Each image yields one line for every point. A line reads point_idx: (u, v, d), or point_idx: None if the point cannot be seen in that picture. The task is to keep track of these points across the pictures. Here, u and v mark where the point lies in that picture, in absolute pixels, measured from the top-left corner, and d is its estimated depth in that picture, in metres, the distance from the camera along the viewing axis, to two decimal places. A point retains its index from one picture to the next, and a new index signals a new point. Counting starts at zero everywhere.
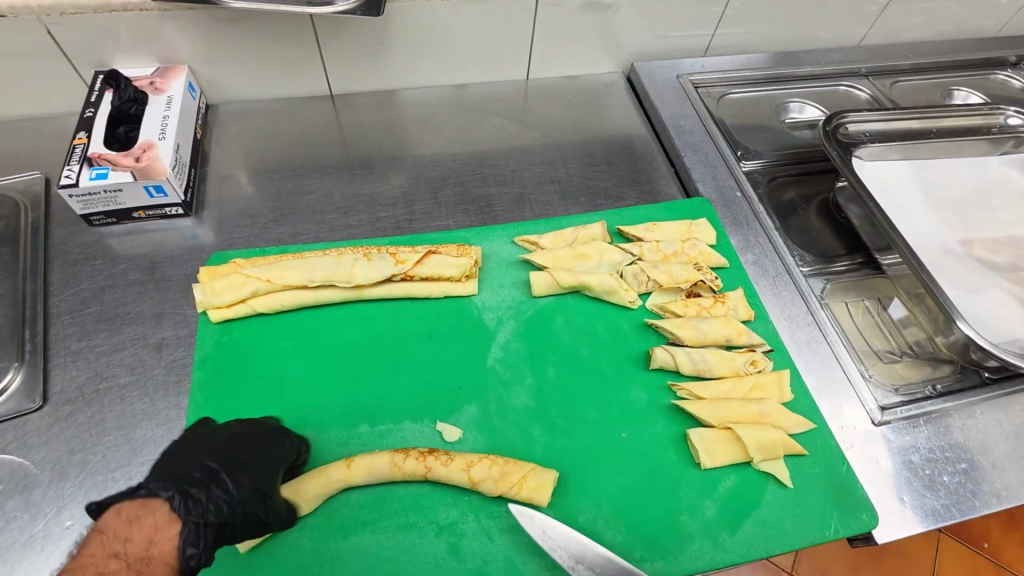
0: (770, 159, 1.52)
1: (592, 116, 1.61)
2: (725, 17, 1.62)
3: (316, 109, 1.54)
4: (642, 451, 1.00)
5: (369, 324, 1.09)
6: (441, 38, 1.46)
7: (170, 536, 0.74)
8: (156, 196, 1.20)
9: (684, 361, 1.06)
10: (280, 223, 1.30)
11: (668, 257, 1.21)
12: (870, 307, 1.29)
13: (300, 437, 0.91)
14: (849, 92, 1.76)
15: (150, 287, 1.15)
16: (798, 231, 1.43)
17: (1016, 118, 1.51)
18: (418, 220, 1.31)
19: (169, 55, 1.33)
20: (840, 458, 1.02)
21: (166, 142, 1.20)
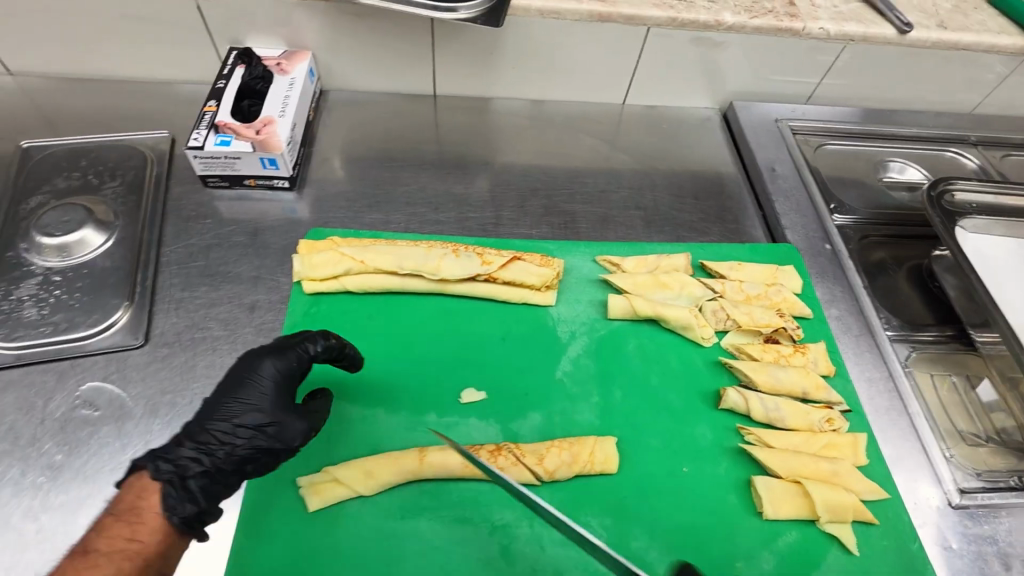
0: (864, 216, 1.48)
1: (683, 148, 1.61)
2: (833, 68, 1.60)
3: (419, 106, 1.61)
4: (702, 490, 0.98)
5: (447, 318, 1.12)
6: (547, 54, 1.50)
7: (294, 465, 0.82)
8: (268, 168, 1.28)
9: (757, 406, 1.04)
10: (374, 210, 1.36)
11: (750, 298, 1.19)
12: (956, 383, 1.23)
13: None
14: (954, 159, 1.69)
15: (250, 251, 1.22)
16: (885, 293, 1.38)
17: None
18: (503, 226, 1.34)
19: (297, 41, 1.43)
20: (913, 536, 0.96)
21: (285, 120, 1.27)
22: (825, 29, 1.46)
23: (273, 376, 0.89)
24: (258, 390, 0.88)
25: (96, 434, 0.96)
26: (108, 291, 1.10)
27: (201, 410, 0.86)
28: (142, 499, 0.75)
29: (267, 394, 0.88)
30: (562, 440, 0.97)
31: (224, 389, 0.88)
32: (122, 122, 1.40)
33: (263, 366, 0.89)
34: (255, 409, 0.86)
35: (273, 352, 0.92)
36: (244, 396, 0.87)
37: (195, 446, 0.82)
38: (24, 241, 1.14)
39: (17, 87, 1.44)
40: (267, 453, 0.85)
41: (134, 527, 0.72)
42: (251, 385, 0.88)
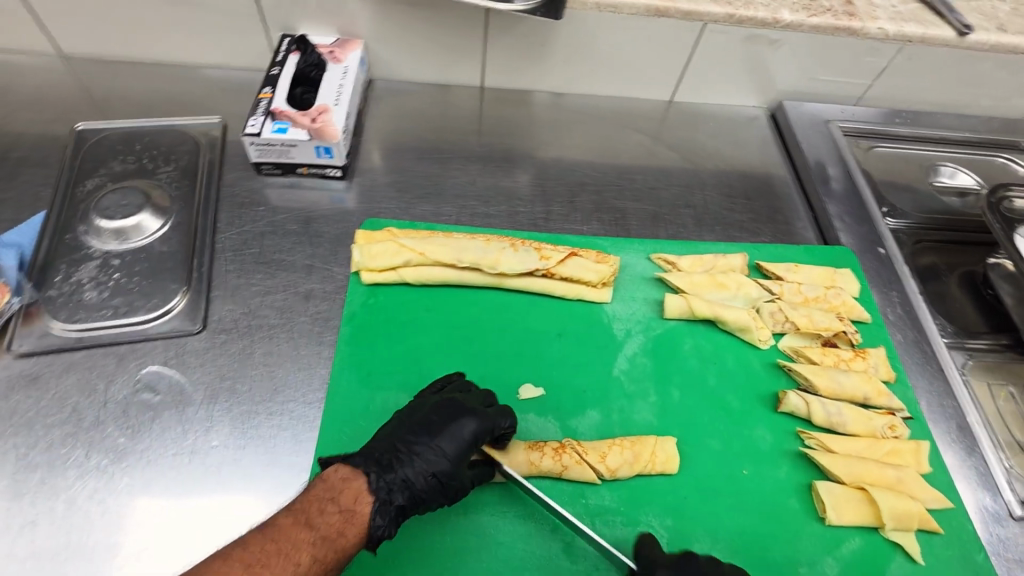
0: (916, 221, 1.46)
1: (731, 147, 1.59)
2: (887, 70, 1.57)
3: (465, 98, 1.59)
4: (762, 493, 0.97)
5: (503, 312, 1.11)
6: (598, 49, 1.48)
7: (361, 487, 0.79)
8: (322, 156, 1.28)
9: (818, 410, 1.03)
10: (424, 201, 1.35)
11: (808, 301, 1.17)
12: (1014, 393, 1.21)
13: (475, 422, 0.89)
14: (1006, 165, 1.67)
15: (304, 239, 1.22)
16: (938, 300, 1.36)
17: None
18: (554, 221, 1.33)
19: (350, 29, 1.42)
20: (978, 546, 0.95)
21: (339, 108, 1.27)
22: (883, 29, 1.42)
23: (472, 437, 0.88)
24: (457, 443, 0.87)
25: (158, 418, 0.96)
26: (166, 276, 1.10)
27: (399, 437, 0.87)
28: (357, 504, 0.76)
29: (462, 452, 0.87)
30: (622, 440, 0.96)
31: (424, 427, 0.88)
32: (173, 106, 1.40)
33: (467, 425, 0.88)
34: (447, 461, 0.85)
35: (479, 412, 0.90)
36: (440, 444, 0.86)
37: (401, 479, 0.82)
38: (83, 223, 1.14)
39: (68, 69, 1.44)
40: (430, 499, 0.85)
41: (345, 524, 0.73)
42: (452, 436, 0.87)
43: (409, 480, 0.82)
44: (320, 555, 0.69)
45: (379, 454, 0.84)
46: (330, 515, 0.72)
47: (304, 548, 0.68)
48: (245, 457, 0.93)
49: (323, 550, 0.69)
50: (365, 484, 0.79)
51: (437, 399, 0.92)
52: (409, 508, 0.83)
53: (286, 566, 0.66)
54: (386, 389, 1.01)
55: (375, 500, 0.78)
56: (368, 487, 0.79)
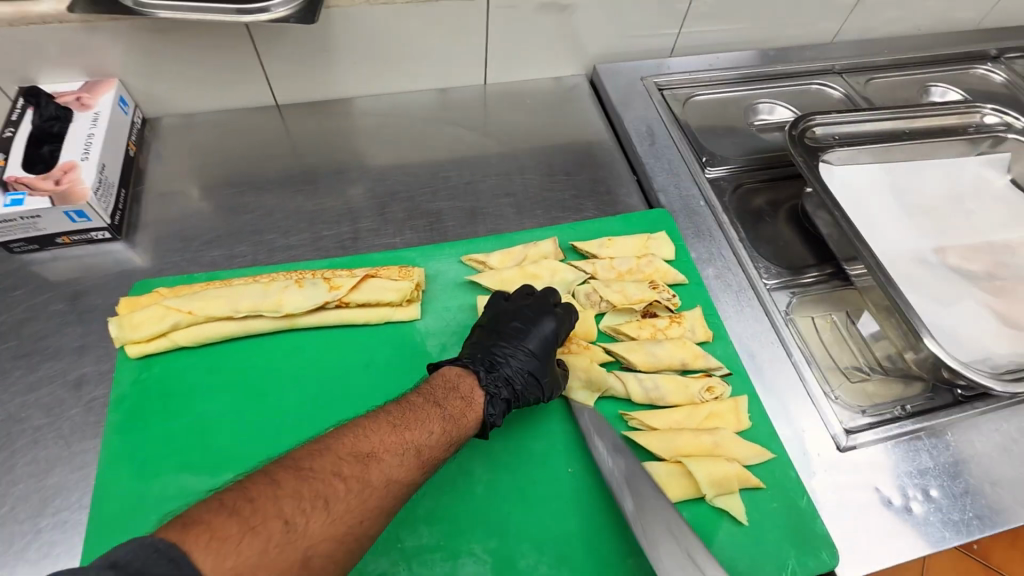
0: (737, 164, 1.46)
1: (553, 122, 1.54)
2: (689, 16, 1.55)
3: (262, 120, 1.47)
4: (588, 489, 0.94)
5: (301, 355, 1.02)
6: (387, 44, 1.39)
7: (472, 385, 0.90)
8: (79, 220, 1.13)
9: (636, 388, 1.00)
10: (215, 245, 1.22)
11: (623, 274, 1.15)
12: (838, 321, 1.23)
13: (552, 324, 1.00)
14: (821, 91, 1.68)
15: (72, 318, 1.08)
16: (766, 241, 1.36)
17: (993, 116, 1.45)
18: (363, 239, 1.25)
19: (98, 69, 1.26)
20: (800, 491, 0.95)
21: (89, 162, 1.14)
22: None
23: (552, 333, 0.99)
24: (540, 340, 0.97)
25: None
26: None
27: (484, 347, 0.96)
28: (471, 394, 0.88)
29: (544, 348, 0.97)
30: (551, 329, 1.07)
31: (502, 334, 0.97)
32: None
33: (547, 324, 0.99)
34: (535, 360, 0.95)
35: (555, 312, 1.01)
36: (527, 344, 0.96)
37: (503, 376, 0.93)
38: None
39: None
40: (528, 394, 0.94)
41: (465, 407, 0.86)
42: (534, 335, 0.97)
43: (508, 376, 0.93)
44: (448, 428, 0.81)
45: (474, 358, 0.95)
46: (453, 400, 0.86)
47: (436, 419, 0.81)
48: None
49: (450, 425, 0.82)
50: (476, 379, 0.91)
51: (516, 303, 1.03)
52: (516, 400, 0.93)
53: (424, 432, 0.78)
54: (167, 475, 0.90)
55: (484, 398, 0.89)
56: (478, 385, 0.90)
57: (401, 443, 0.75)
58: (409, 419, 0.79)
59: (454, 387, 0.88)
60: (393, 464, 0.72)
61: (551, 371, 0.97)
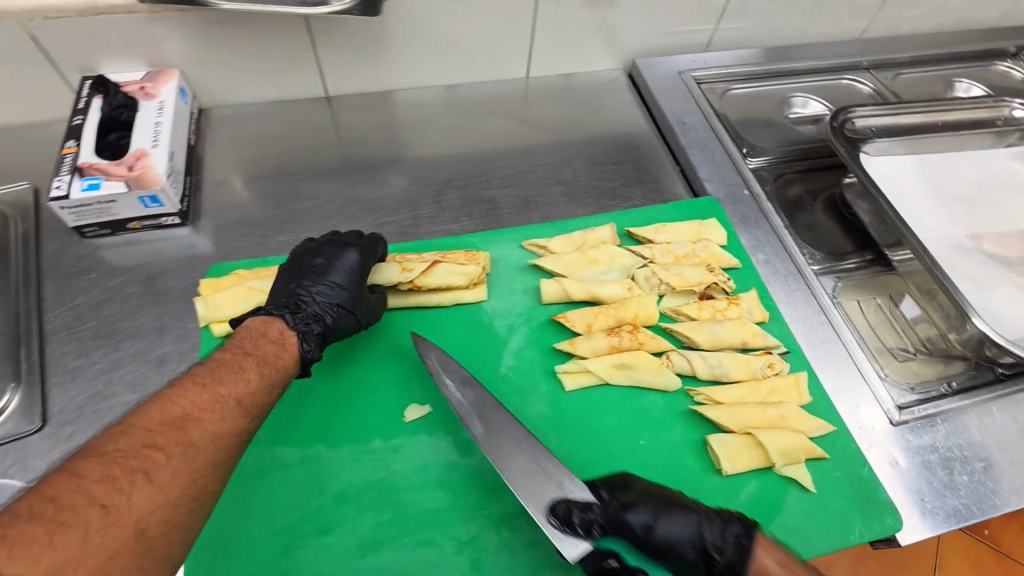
0: (776, 155, 1.50)
1: (595, 114, 1.58)
2: (726, 12, 1.59)
3: (312, 111, 1.50)
4: (661, 460, 0.98)
5: (377, 335, 1.07)
6: (437, 37, 1.42)
7: (282, 328, 0.92)
8: (151, 206, 1.16)
9: (701, 366, 1.05)
10: (280, 231, 1.26)
11: (679, 258, 1.19)
12: (882, 304, 1.28)
13: (355, 255, 1.02)
14: (851, 86, 1.74)
15: (149, 300, 1.12)
16: (806, 229, 1.41)
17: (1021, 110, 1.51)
18: (422, 225, 1.28)
19: (159, 59, 1.29)
20: (861, 462, 1.00)
21: (160, 150, 1.15)
22: None
23: (356, 265, 1.02)
24: (344, 274, 0.99)
25: None
26: None
27: (298, 287, 0.98)
28: (282, 337, 0.90)
29: (354, 278, 1.00)
30: (607, 305, 1.11)
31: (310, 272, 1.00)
32: None
33: (351, 255, 1.01)
34: (341, 289, 0.98)
35: (355, 245, 1.03)
36: (332, 278, 0.99)
37: (312, 313, 0.96)
38: None
39: None
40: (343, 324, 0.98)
41: (277, 348, 0.88)
42: (337, 269, 1.00)
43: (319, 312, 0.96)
44: (266, 371, 0.83)
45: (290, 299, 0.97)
46: (262, 344, 0.87)
47: (251, 367, 0.81)
48: None
49: (267, 368, 0.84)
50: (282, 323, 0.92)
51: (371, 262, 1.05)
52: (330, 333, 0.97)
53: (241, 380, 0.78)
54: (261, 448, 0.94)
55: (297, 334, 0.92)
56: (288, 327, 0.92)
57: (217, 398, 0.73)
58: (221, 374, 0.77)
59: (260, 333, 0.89)
60: (216, 421, 0.71)
61: (366, 301, 1.01)
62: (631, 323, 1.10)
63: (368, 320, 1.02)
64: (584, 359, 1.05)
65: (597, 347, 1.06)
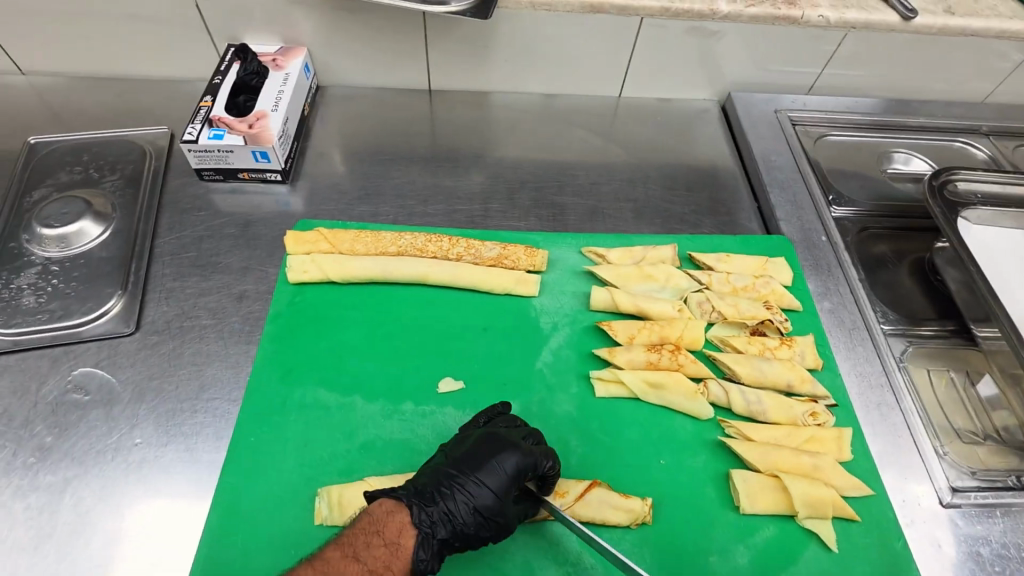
0: (864, 208, 1.44)
1: (678, 140, 1.59)
2: (835, 57, 1.55)
3: (413, 100, 1.62)
4: (678, 483, 0.97)
5: (430, 307, 1.13)
6: (539, 47, 1.50)
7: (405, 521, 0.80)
8: (260, 161, 1.30)
9: (737, 399, 1.03)
10: (363, 202, 1.37)
11: (737, 290, 1.17)
12: (955, 380, 1.19)
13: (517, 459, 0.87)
14: (963, 149, 1.63)
15: (241, 242, 1.25)
16: (883, 288, 1.34)
17: None
18: (491, 218, 1.35)
19: (293, 37, 1.45)
20: (896, 533, 0.94)
21: (277, 114, 1.29)
22: (824, 16, 1.43)
23: (515, 471, 0.87)
24: (500, 479, 0.86)
25: (85, 418, 0.99)
26: (103, 281, 1.13)
27: (443, 471, 0.87)
28: (401, 538, 0.78)
29: (506, 487, 0.86)
30: (652, 322, 1.12)
31: (461, 464, 0.87)
32: (124, 118, 1.45)
33: (509, 460, 0.87)
34: (494, 496, 0.85)
35: (522, 448, 0.88)
36: (484, 479, 0.86)
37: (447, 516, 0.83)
38: (26, 232, 1.18)
39: (28, 85, 1.49)
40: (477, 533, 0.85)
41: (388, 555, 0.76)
42: (493, 471, 0.87)
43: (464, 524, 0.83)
44: None
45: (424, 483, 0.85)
46: (375, 548, 0.75)
47: None
48: (166, 454, 0.95)
49: None
50: (409, 517, 0.81)
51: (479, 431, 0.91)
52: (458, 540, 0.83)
53: None
54: (309, 384, 1.03)
55: (419, 535, 0.80)
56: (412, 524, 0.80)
57: None
58: None
59: (376, 530, 0.78)
60: None
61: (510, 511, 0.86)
62: (674, 343, 1.10)
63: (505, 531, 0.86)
64: (620, 369, 1.06)
65: (634, 360, 1.06)
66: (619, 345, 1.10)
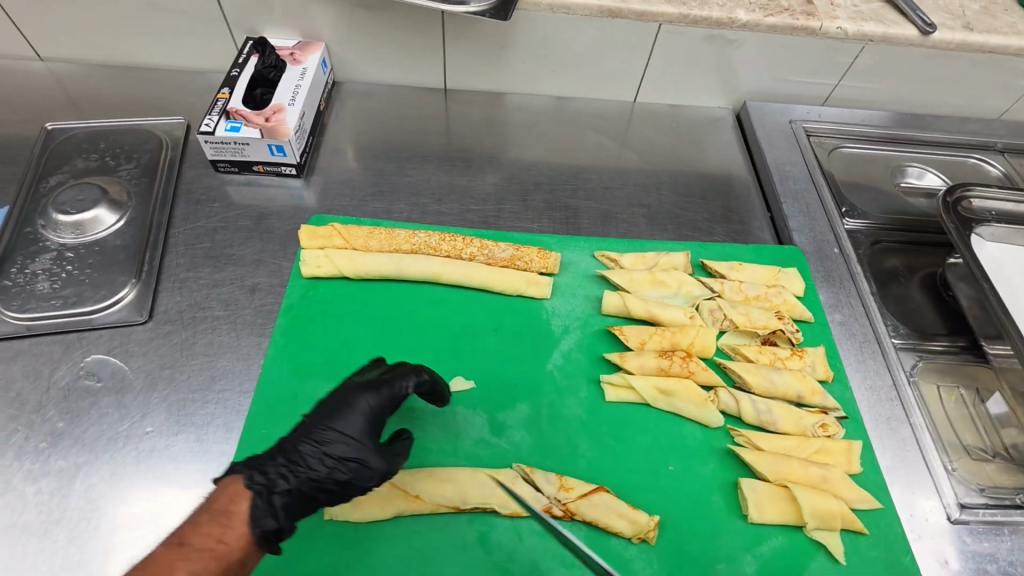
0: (876, 221, 1.44)
1: (692, 147, 1.60)
2: (852, 70, 1.55)
3: (428, 99, 1.62)
4: (686, 490, 0.97)
5: (441, 307, 1.13)
6: (557, 50, 1.50)
7: (240, 487, 0.76)
8: (276, 154, 1.30)
9: (748, 408, 1.03)
10: (377, 199, 1.37)
11: (749, 299, 1.17)
12: (965, 397, 1.19)
13: (373, 397, 0.90)
14: (977, 166, 1.63)
15: (255, 235, 1.25)
16: (894, 301, 1.34)
17: None
18: (504, 219, 1.35)
19: (311, 32, 1.46)
20: (905, 548, 0.93)
21: (294, 108, 1.30)
22: (842, 28, 1.43)
23: (366, 409, 0.89)
24: (352, 419, 0.87)
25: (96, 405, 0.99)
26: (116, 269, 1.13)
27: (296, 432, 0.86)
28: (233, 504, 0.73)
29: (363, 428, 0.87)
30: (663, 328, 1.12)
31: (322, 416, 0.88)
32: (140, 107, 1.45)
33: (359, 399, 0.89)
34: (347, 437, 0.85)
35: (372, 384, 0.92)
36: (335, 424, 0.86)
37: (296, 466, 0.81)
38: (42, 217, 1.18)
39: (46, 71, 1.50)
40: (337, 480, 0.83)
41: (223, 526, 0.70)
42: (344, 413, 0.88)
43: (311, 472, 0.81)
44: None
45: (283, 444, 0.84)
46: (207, 522, 0.70)
47: None
48: (177, 444, 0.95)
49: None
50: (244, 481, 0.76)
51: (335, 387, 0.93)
52: (318, 488, 0.82)
53: None
54: (319, 379, 1.03)
55: (260, 493, 0.76)
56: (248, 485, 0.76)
57: None
58: None
59: (210, 504, 0.73)
60: None
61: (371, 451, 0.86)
62: (685, 350, 1.10)
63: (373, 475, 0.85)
64: (630, 374, 1.06)
65: (645, 365, 1.07)
66: (630, 350, 1.10)
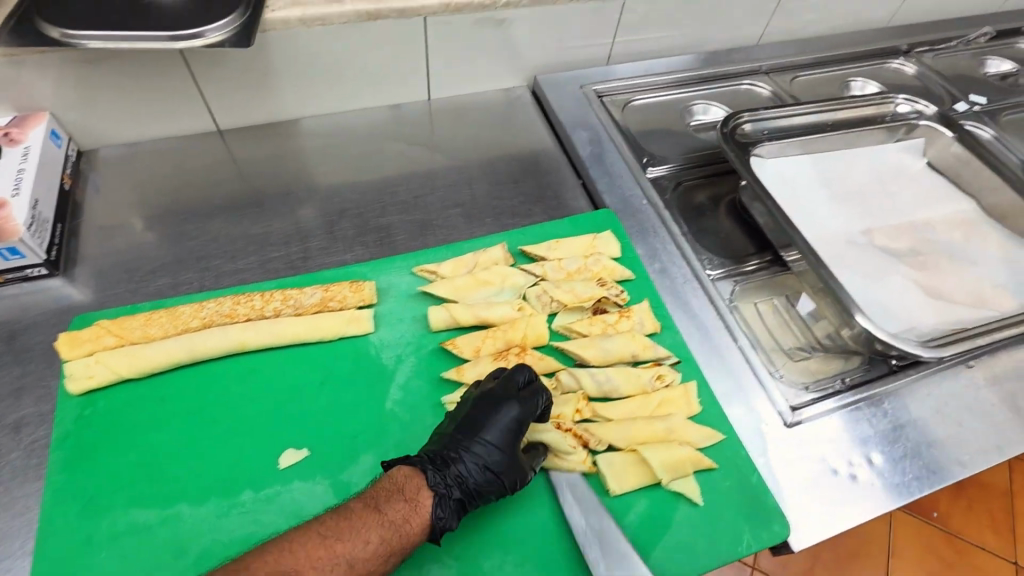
0: (676, 163, 1.51)
1: (498, 133, 1.58)
2: (622, 26, 1.61)
3: (202, 146, 1.45)
4: (548, 486, 0.96)
5: (254, 378, 1.02)
6: (328, 66, 1.40)
7: (421, 483, 0.85)
8: (12, 258, 1.09)
9: (589, 383, 1.04)
10: (160, 274, 1.20)
11: (572, 274, 1.19)
12: (779, 305, 1.30)
13: (516, 409, 0.93)
14: (750, 90, 1.78)
15: (8, 359, 1.04)
16: (707, 234, 1.42)
17: (868, 86, 1.85)
18: (314, 258, 1.25)
19: (26, 103, 1.23)
20: (751, 467, 1.00)
21: (21, 199, 1.09)
22: None
23: (515, 422, 0.93)
24: (500, 432, 0.91)
25: None
26: None
27: (450, 437, 0.92)
28: (416, 500, 0.82)
29: (511, 438, 0.92)
30: (495, 328, 1.09)
31: (471, 423, 0.92)
32: None
33: (509, 412, 0.93)
34: (501, 451, 0.90)
35: (518, 396, 0.94)
36: (489, 435, 0.91)
37: (457, 475, 0.87)
38: None
39: None
40: (489, 492, 0.88)
41: (408, 513, 0.81)
42: (494, 426, 0.92)
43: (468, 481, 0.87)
44: None
45: (433, 452, 0.90)
46: (395, 505, 0.81)
47: None
48: None
49: None
50: (425, 479, 0.85)
51: (476, 391, 0.97)
52: (476, 501, 0.88)
53: None
54: (120, 507, 0.88)
55: (435, 495, 0.84)
56: (426, 484, 0.85)
57: None
58: None
59: (397, 490, 0.83)
60: None
61: (518, 462, 0.91)
62: (520, 344, 1.08)
63: (518, 484, 0.90)
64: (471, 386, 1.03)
65: (484, 373, 1.04)
66: (467, 361, 1.06)
